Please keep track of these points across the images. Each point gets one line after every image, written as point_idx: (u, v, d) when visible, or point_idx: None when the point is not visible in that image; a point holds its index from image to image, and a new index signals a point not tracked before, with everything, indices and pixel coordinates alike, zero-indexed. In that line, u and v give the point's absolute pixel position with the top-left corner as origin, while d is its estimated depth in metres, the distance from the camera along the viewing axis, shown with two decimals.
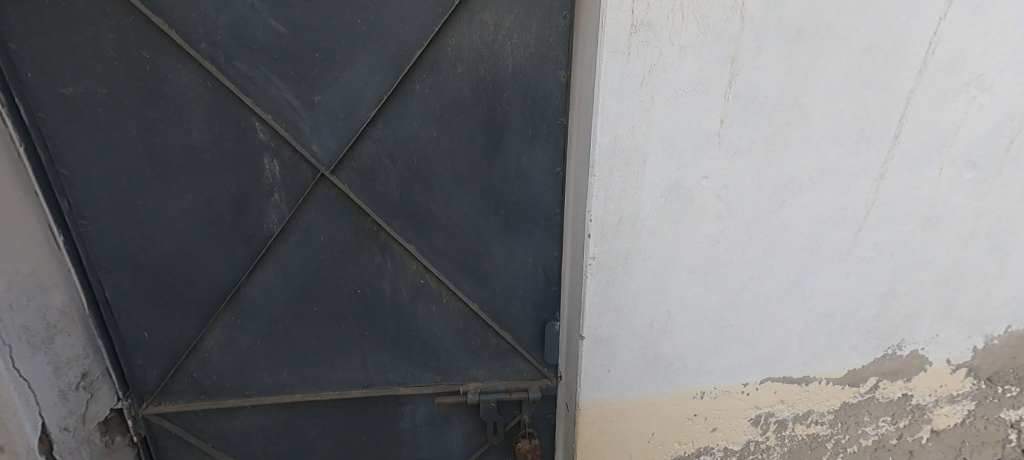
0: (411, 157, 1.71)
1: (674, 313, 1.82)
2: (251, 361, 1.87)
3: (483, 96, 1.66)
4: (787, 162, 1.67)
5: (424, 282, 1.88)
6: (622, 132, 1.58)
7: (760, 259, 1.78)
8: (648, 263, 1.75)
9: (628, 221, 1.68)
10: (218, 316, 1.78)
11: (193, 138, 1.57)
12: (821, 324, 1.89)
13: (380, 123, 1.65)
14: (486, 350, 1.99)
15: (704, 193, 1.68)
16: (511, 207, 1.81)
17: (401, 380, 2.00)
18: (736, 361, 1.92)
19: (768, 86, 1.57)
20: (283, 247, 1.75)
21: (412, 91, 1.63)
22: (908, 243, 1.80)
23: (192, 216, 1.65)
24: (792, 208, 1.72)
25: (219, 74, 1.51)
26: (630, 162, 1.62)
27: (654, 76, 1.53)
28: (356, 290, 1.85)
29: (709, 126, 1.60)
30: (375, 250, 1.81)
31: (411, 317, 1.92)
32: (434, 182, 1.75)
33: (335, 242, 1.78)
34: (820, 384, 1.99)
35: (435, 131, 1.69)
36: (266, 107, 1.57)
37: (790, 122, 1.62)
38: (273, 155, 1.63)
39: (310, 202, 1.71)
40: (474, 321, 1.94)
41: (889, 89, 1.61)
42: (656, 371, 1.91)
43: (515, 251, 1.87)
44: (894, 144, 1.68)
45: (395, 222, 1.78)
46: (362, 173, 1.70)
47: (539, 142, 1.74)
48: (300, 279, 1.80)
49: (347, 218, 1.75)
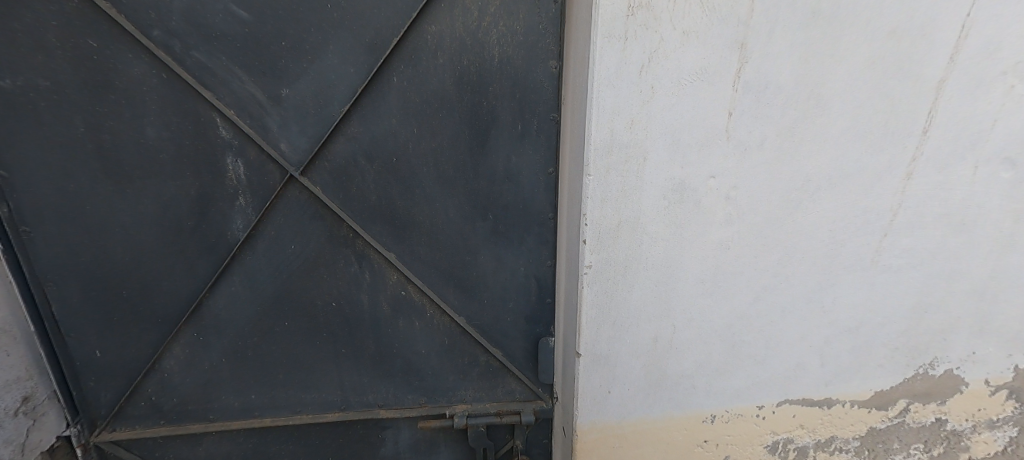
0: (389, 157, 1.56)
1: (679, 328, 1.65)
2: (216, 382, 1.71)
3: (467, 89, 1.52)
4: (802, 161, 1.50)
5: (405, 294, 1.72)
6: (619, 126, 1.44)
7: (774, 267, 1.61)
8: (650, 273, 1.58)
9: (628, 225, 1.53)
10: (177, 332, 1.64)
11: (148, 136, 1.43)
12: (844, 340, 1.71)
13: (354, 119, 1.51)
14: (475, 369, 1.82)
15: (711, 194, 1.52)
16: (500, 211, 1.66)
17: (382, 402, 1.83)
18: (750, 381, 1.74)
19: (780, 76, 1.42)
20: (250, 255, 1.61)
21: (389, 83, 1.49)
22: (939, 251, 1.61)
23: (148, 223, 1.51)
24: (809, 211, 1.55)
25: (174, 65, 1.38)
26: (629, 160, 1.47)
27: (653, 64, 1.39)
28: (331, 303, 1.70)
29: (715, 119, 1.45)
30: (351, 259, 1.66)
31: (391, 333, 1.76)
32: (415, 184, 1.60)
33: (307, 250, 1.63)
34: (844, 407, 1.79)
35: (414, 128, 1.54)
36: (227, 102, 1.43)
37: (806, 115, 1.46)
38: (236, 154, 1.49)
39: (279, 205, 1.56)
40: (461, 337, 1.78)
41: (917, 78, 1.45)
42: (662, 392, 1.73)
43: (505, 259, 1.71)
44: (922, 139, 1.50)
45: (373, 228, 1.63)
46: (335, 174, 1.56)
47: (529, 140, 1.59)
48: (268, 291, 1.65)
49: (320, 223, 1.61)
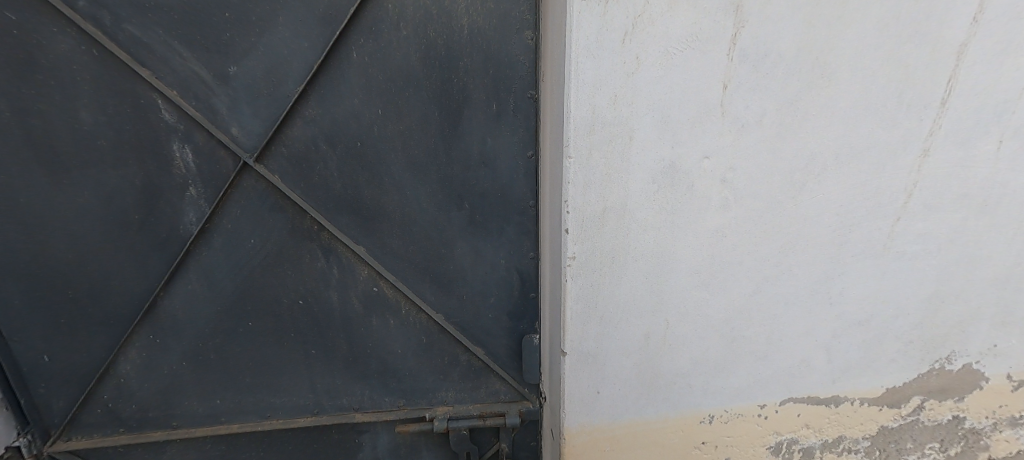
0: (353, 141, 1.44)
1: (673, 323, 1.52)
2: (177, 387, 1.60)
3: (434, 64, 1.39)
4: (807, 138, 1.36)
5: (378, 290, 1.60)
6: (601, 102, 1.31)
7: (777, 256, 1.47)
8: (640, 263, 1.45)
9: (614, 212, 1.40)
10: (131, 335, 1.52)
11: (82, 120, 1.34)
12: (852, 334, 1.57)
13: (312, 100, 1.40)
14: (455, 369, 1.70)
15: (705, 177, 1.38)
16: (477, 199, 1.52)
17: (358, 405, 1.71)
18: (750, 379, 1.61)
19: (781, 42, 1.27)
20: (207, 250, 1.49)
21: (348, 59, 1.38)
22: (958, 235, 1.46)
23: (90, 215, 1.41)
24: (814, 194, 1.41)
25: (107, 40, 1.29)
26: (613, 140, 1.34)
27: (637, 31, 1.26)
28: (297, 301, 1.58)
29: (709, 93, 1.31)
30: (317, 253, 1.54)
31: (364, 332, 1.64)
32: (383, 171, 1.47)
33: (269, 245, 1.51)
34: (853, 405, 1.65)
35: (379, 109, 1.42)
36: (170, 82, 1.34)
37: (810, 87, 1.32)
38: (183, 140, 1.39)
39: (234, 195, 1.45)
40: (439, 335, 1.66)
41: (936, 42, 1.29)
42: (656, 392, 1.60)
43: (484, 251, 1.58)
44: (941, 112, 1.35)
45: (339, 219, 1.51)
46: (294, 160, 1.44)
47: (505, 120, 1.46)
48: (229, 289, 1.53)
49: (281, 214, 1.49)
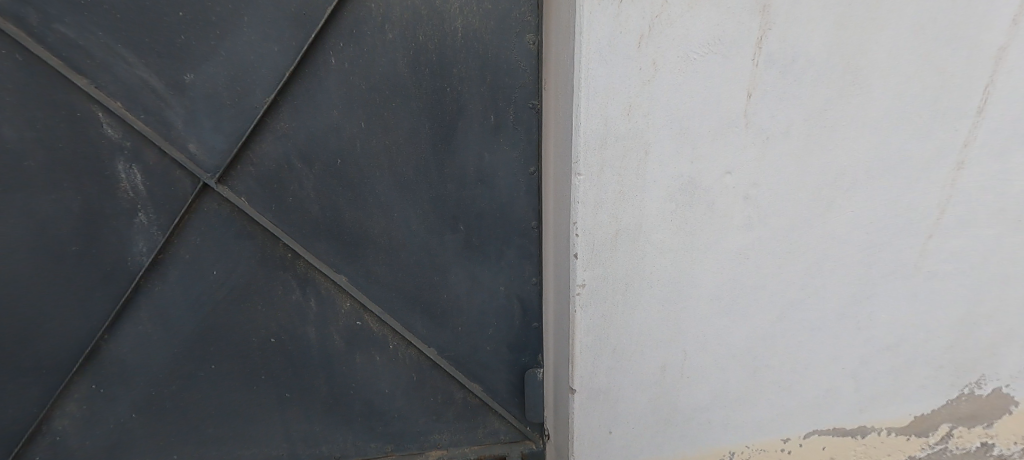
0: (332, 158, 1.27)
1: (692, 354, 1.39)
2: (125, 442, 1.39)
3: (424, 71, 1.24)
4: (835, 151, 1.24)
5: (362, 324, 1.42)
6: (615, 113, 1.17)
7: (802, 278, 1.35)
8: (656, 290, 1.32)
9: (627, 234, 1.26)
10: (70, 385, 1.32)
11: (6, 137, 1.15)
12: (881, 360, 1.45)
13: (284, 111, 1.23)
14: (450, 409, 1.53)
15: (726, 193, 1.25)
16: (473, 220, 1.36)
17: (340, 453, 1.52)
18: (773, 412, 1.48)
19: (811, 46, 1.16)
20: (160, 285, 1.30)
21: (326, 66, 1.21)
22: (992, 253, 1.36)
23: (17, 247, 1.21)
24: (843, 211, 1.29)
25: (33, 43, 1.11)
26: (627, 155, 1.20)
27: (655, 33, 1.12)
28: (268, 340, 1.39)
29: (731, 102, 1.19)
30: (291, 285, 1.35)
31: (346, 372, 1.45)
32: (367, 191, 1.30)
33: (235, 276, 1.32)
34: (880, 435, 1.54)
35: (362, 122, 1.26)
36: (113, 92, 1.16)
37: (840, 95, 1.20)
38: (130, 159, 1.21)
39: (192, 221, 1.27)
40: (430, 372, 1.48)
41: (975, 45, 1.17)
42: (672, 428, 1.46)
43: (481, 278, 1.42)
44: (977, 121, 1.24)
45: (317, 246, 1.33)
46: (264, 181, 1.26)
47: (504, 133, 1.31)
48: (187, 328, 1.34)
49: (249, 242, 1.30)
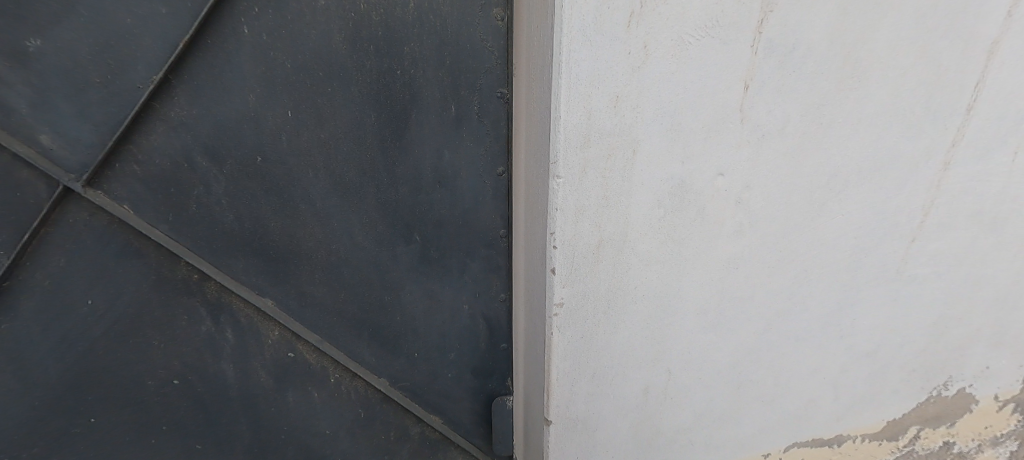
0: (249, 155, 1.01)
1: (676, 373, 1.26)
2: None
3: (367, 49, 1.00)
4: (828, 150, 1.14)
5: (294, 357, 1.17)
6: (600, 105, 0.99)
7: (789, 288, 1.25)
8: (640, 306, 1.17)
9: (610, 245, 1.10)
10: None
11: None
12: (861, 368, 1.40)
13: (183, 95, 0.95)
14: (405, 445, 1.32)
15: (718, 198, 1.12)
16: (431, 230, 1.16)
17: None
18: (755, 428, 1.40)
19: (813, 34, 1.02)
20: (7, 324, 0.96)
21: (236, 38, 0.94)
22: (968, 256, 1.32)
23: None
24: (833, 215, 1.20)
25: None
26: (612, 154, 1.03)
27: (647, 11, 0.93)
28: (169, 382, 1.10)
29: (727, 95, 1.04)
30: (200, 313, 1.08)
31: (276, 413, 1.20)
32: (297, 196, 1.05)
33: (120, 307, 1.03)
34: (855, 442, 1.50)
35: (287, 110, 1.00)
36: None
37: (838, 89, 1.09)
38: None
39: (53, 238, 0.95)
40: (381, 406, 1.27)
41: (970, 38, 1.09)
42: (653, 453, 1.35)
43: (441, 296, 1.23)
44: (965, 119, 1.18)
45: (233, 266, 1.07)
46: (158, 185, 0.98)
47: (467, 127, 1.11)
48: (52, 379, 1.01)
49: (139, 262, 1.01)
